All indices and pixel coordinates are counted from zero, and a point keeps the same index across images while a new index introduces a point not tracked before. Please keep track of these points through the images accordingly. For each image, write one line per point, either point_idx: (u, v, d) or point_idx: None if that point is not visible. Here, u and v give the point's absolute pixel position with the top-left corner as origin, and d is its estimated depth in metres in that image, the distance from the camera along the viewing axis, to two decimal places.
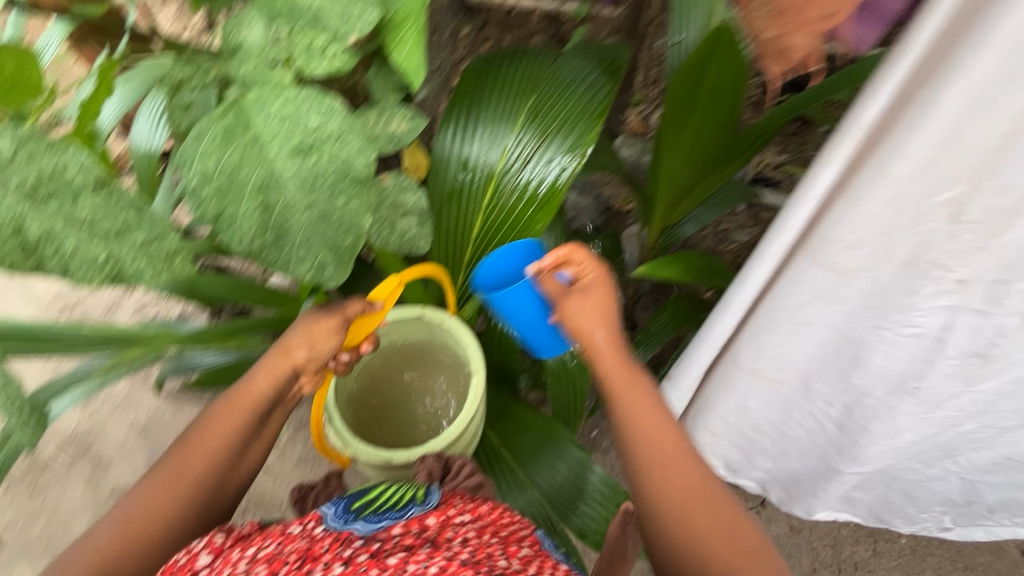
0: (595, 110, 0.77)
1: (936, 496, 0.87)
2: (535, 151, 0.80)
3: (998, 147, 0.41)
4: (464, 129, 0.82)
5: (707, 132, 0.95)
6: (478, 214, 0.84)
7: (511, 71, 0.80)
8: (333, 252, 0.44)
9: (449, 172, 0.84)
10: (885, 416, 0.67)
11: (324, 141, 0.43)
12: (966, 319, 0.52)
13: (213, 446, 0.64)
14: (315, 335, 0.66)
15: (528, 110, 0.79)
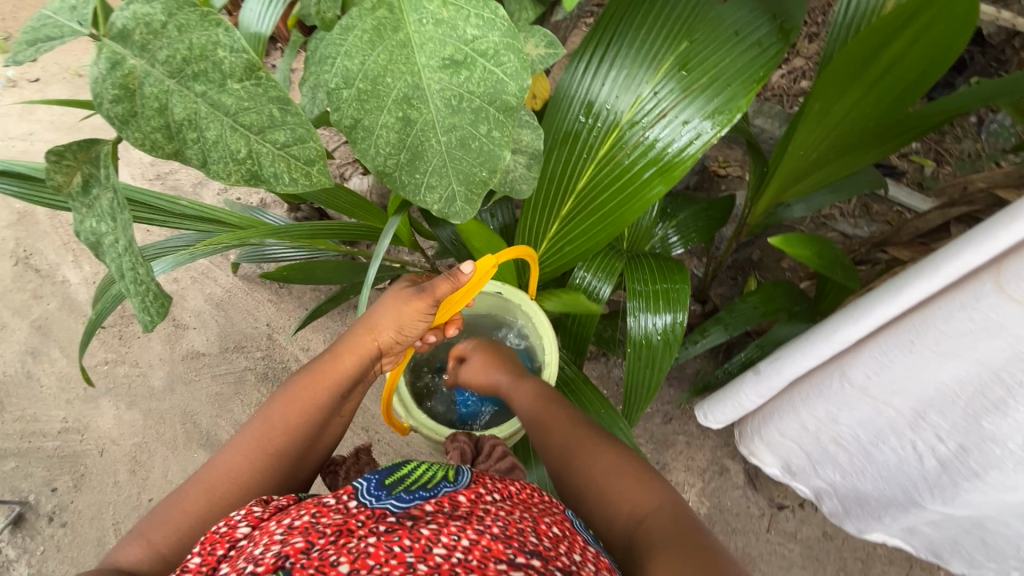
0: (754, 73, 0.67)
1: (1017, 552, 0.80)
2: (670, 108, 0.71)
3: None
4: (597, 68, 0.74)
5: (865, 108, 0.82)
6: (590, 165, 0.77)
7: (669, 11, 0.70)
8: (464, 184, 0.39)
9: (569, 113, 0.77)
10: (1007, 468, 0.60)
11: (478, 56, 0.38)
12: None
13: (297, 419, 0.66)
14: (404, 317, 0.73)
15: (676, 59, 0.70)
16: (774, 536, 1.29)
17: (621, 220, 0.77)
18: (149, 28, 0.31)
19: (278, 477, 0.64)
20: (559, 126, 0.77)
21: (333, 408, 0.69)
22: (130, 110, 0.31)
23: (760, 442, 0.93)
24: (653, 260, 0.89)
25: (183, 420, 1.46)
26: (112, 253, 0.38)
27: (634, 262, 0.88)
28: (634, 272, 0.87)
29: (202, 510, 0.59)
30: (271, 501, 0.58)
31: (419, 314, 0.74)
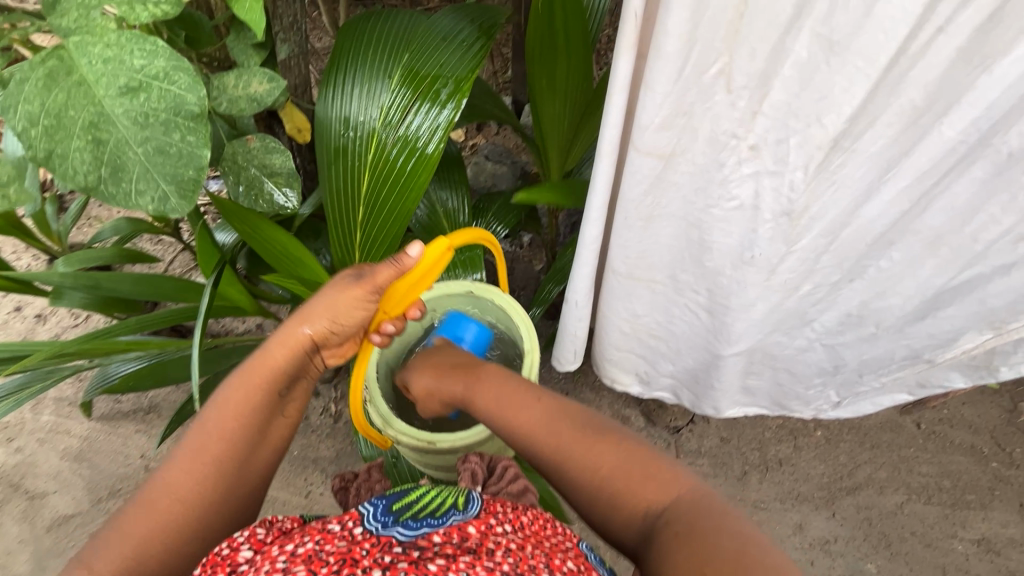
0: (465, 66, 0.86)
1: (812, 368, 1.00)
2: (412, 105, 0.86)
3: (737, 16, 0.46)
4: (341, 91, 0.88)
5: (574, 74, 1.04)
6: (366, 170, 0.89)
7: (389, 35, 0.88)
8: (174, 184, 0.47)
9: (333, 133, 0.89)
10: (739, 292, 0.75)
11: (151, 80, 0.46)
12: (767, 182, 0.60)
13: (230, 426, 0.58)
14: (340, 307, 0.65)
15: (403, 70, 0.87)
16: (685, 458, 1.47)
17: (408, 205, 0.90)
18: None
19: (219, 490, 0.57)
20: (328, 146, 0.89)
21: (272, 410, 0.62)
22: None
23: (610, 366, 1.06)
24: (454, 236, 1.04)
25: None
26: None
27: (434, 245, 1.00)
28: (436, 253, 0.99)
29: (158, 532, 0.54)
30: (275, 523, 0.57)
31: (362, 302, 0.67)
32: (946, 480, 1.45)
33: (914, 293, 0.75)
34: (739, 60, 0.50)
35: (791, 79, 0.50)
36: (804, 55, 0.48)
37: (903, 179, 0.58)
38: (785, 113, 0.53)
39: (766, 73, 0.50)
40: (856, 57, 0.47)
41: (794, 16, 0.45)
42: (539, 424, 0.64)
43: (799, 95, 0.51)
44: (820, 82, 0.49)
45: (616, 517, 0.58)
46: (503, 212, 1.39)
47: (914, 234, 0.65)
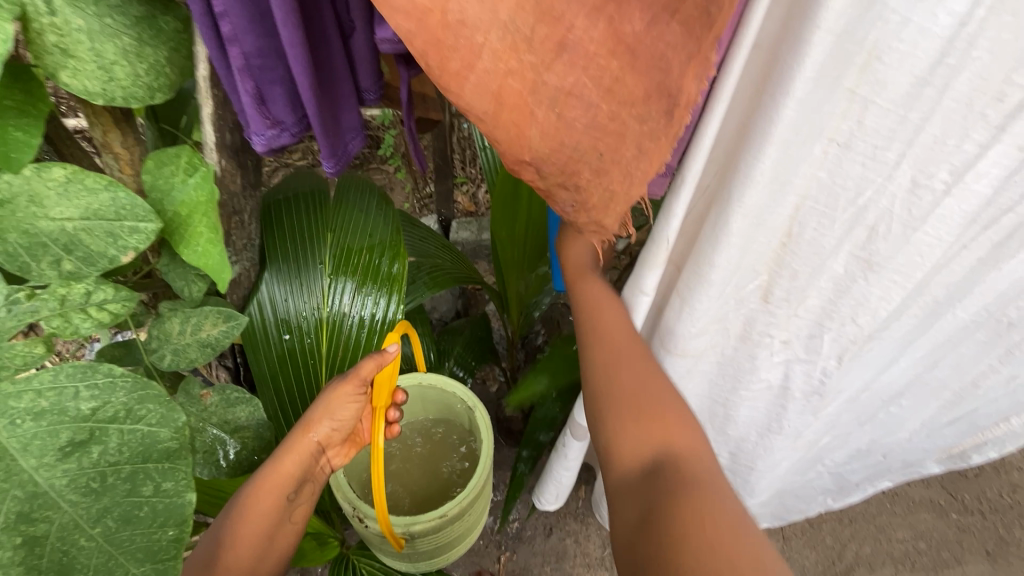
0: (397, 224, 0.77)
1: (818, 489, 0.97)
2: (355, 284, 0.77)
3: (780, 247, 0.46)
4: (268, 293, 0.74)
5: (537, 226, 1.03)
6: (323, 370, 0.78)
7: (302, 215, 0.76)
8: (146, 561, 0.35)
9: (271, 340, 0.76)
10: (765, 455, 0.73)
11: (107, 423, 0.36)
12: (798, 367, 0.58)
13: (248, 546, 0.55)
14: (336, 406, 0.62)
15: (332, 249, 0.77)
16: None
17: None
18: None
19: None
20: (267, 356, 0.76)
21: (280, 517, 0.58)
22: None
23: None
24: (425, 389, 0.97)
25: None
26: None
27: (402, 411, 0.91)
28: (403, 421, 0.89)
29: None
30: None
31: (353, 398, 0.62)
32: (921, 541, 1.43)
33: (919, 424, 0.76)
34: (779, 279, 0.49)
35: (826, 289, 0.49)
36: (840, 272, 0.48)
37: (920, 350, 0.59)
38: (819, 316, 0.52)
39: (804, 288, 0.49)
40: (891, 273, 0.47)
41: (836, 246, 0.45)
42: (610, 328, 0.53)
43: (836, 302, 0.50)
44: (857, 292, 0.49)
45: (621, 453, 0.50)
46: (465, 353, 1.31)
47: (924, 385, 0.66)
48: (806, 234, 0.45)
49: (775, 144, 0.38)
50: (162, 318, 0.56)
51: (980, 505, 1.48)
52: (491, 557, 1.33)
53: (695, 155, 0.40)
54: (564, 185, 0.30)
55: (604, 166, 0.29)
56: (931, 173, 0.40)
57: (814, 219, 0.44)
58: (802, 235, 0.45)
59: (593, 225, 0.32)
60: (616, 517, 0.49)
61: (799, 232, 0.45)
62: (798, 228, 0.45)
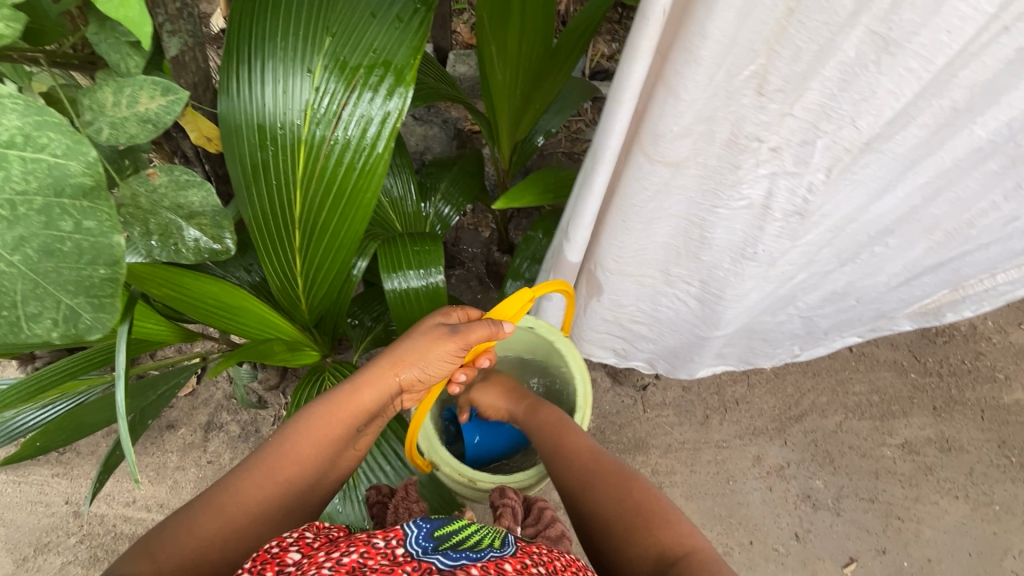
0: (400, 47, 0.70)
1: (785, 334, 1.00)
2: (345, 103, 0.72)
3: (787, 14, 0.38)
4: (247, 83, 0.71)
5: (528, 38, 0.92)
6: (297, 184, 0.76)
7: (301, 7, 0.69)
8: (82, 293, 0.34)
9: (248, 142, 0.74)
10: (736, 283, 0.70)
11: (4, 148, 0.31)
12: (783, 182, 0.53)
13: (316, 447, 0.67)
14: (428, 356, 0.74)
15: (326, 56, 0.70)
16: (652, 412, 1.49)
17: (357, 223, 0.80)
18: None
19: (286, 509, 0.63)
20: (240, 157, 0.74)
21: (345, 440, 0.70)
22: None
23: (587, 344, 0.99)
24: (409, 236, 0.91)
25: None
26: None
27: (392, 244, 0.89)
28: (391, 250, 0.88)
29: (216, 535, 0.58)
30: (322, 532, 0.59)
31: (445, 358, 0.75)
32: (875, 395, 1.53)
33: (900, 268, 0.75)
34: (779, 61, 0.42)
35: (831, 80, 0.43)
36: (850, 55, 0.41)
37: (919, 176, 0.55)
38: (816, 113, 0.46)
39: (805, 74, 0.42)
40: (909, 58, 0.40)
41: (851, 15, 0.38)
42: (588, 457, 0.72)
43: (838, 98, 0.44)
44: (864, 83, 0.43)
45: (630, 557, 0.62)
46: (451, 189, 1.26)
47: (915, 221, 0.63)
48: None
49: None
50: (93, 88, 0.51)
51: (940, 368, 1.55)
52: None
53: None
54: None
55: None
56: None
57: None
58: None
59: None
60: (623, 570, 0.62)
61: None
62: None
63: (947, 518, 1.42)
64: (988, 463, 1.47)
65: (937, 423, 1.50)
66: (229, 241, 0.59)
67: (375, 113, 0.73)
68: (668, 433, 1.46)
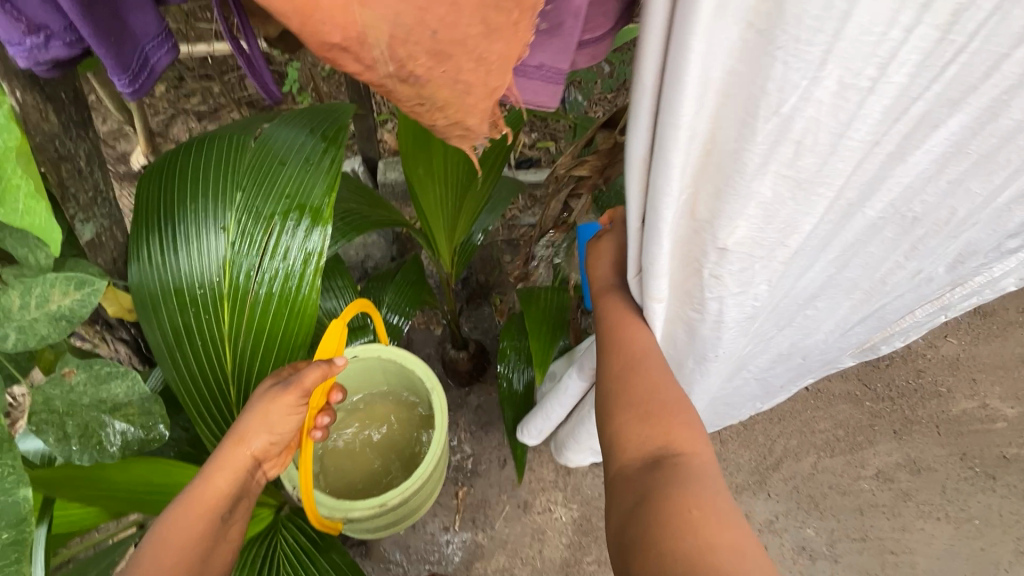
0: (311, 189, 0.69)
1: (745, 394, 1.02)
2: (263, 251, 0.70)
3: (705, 155, 0.43)
4: (161, 248, 0.70)
5: (453, 155, 0.97)
6: (227, 342, 0.72)
7: (206, 164, 0.70)
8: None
9: (167, 307, 0.70)
10: (701, 378, 0.72)
11: None
12: (731, 301, 0.55)
13: (175, 554, 0.58)
14: (272, 416, 0.66)
15: (237, 207, 0.70)
16: None
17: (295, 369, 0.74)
18: None
19: None
20: (162, 326, 0.70)
21: (214, 533, 0.63)
22: None
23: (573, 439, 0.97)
24: None
25: None
26: None
27: None
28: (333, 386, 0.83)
29: None
30: None
31: (292, 410, 0.67)
32: (839, 429, 1.56)
33: (836, 322, 0.79)
34: (704, 197, 0.46)
35: (755, 216, 0.47)
36: (768, 194, 0.45)
37: (826, 255, 0.59)
38: (750, 248, 0.49)
39: (732, 216, 0.46)
40: (819, 187, 0.45)
41: (761, 165, 0.42)
42: (618, 344, 0.61)
43: (764, 228, 0.48)
44: (784, 215, 0.47)
45: (626, 442, 0.55)
46: (397, 296, 1.25)
47: (836, 287, 0.68)
48: (728, 144, 0.42)
49: (699, 37, 0.34)
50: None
51: (890, 391, 1.61)
52: (449, 493, 1.37)
53: (645, 43, 0.37)
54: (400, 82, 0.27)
55: (441, 47, 0.28)
56: (858, 70, 0.37)
57: (735, 129, 0.40)
58: (724, 144, 0.42)
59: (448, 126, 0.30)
60: (618, 497, 0.54)
61: (721, 141, 0.42)
62: (721, 135, 0.41)
63: (934, 543, 1.43)
64: (957, 478, 1.50)
65: (901, 447, 1.54)
66: (163, 427, 0.54)
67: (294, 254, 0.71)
68: None
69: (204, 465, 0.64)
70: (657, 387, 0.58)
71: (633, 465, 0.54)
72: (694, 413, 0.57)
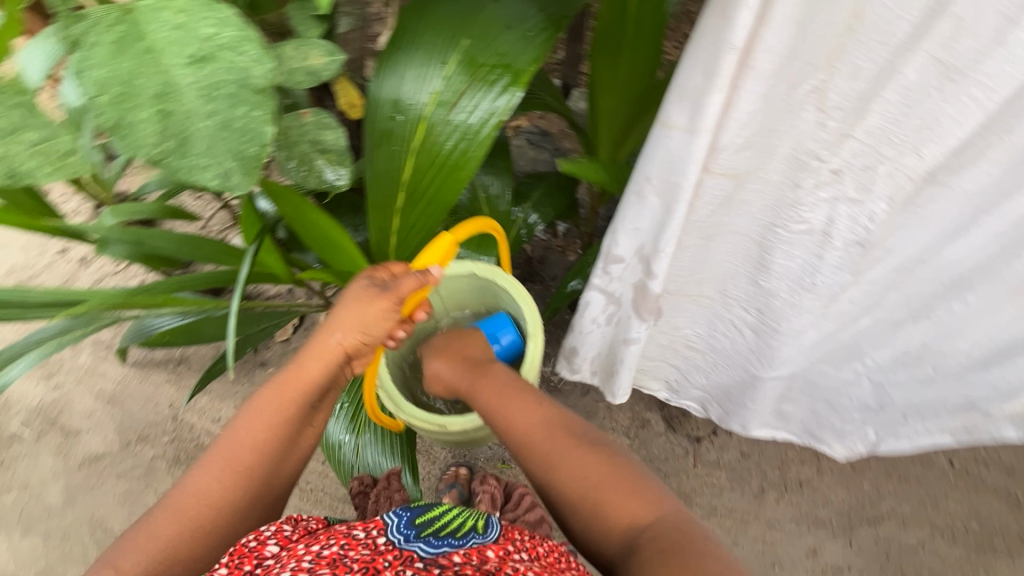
0: (525, 51, 0.82)
1: (855, 401, 0.94)
2: (466, 91, 0.83)
3: (846, 33, 0.49)
4: (392, 71, 0.84)
5: (638, 66, 0.99)
6: (411, 159, 0.87)
7: (445, 14, 0.82)
8: (237, 160, 0.46)
9: (383, 114, 0.86)
10: (792, 316, 0.73)
11: (219, 49, 0.44)
12: (843, 209, 0.60)
13: (264, 430, 0.77)
14: (362, 318, 0.79)
15: (460, 53, 0.82)
16: (701, 468, 1.40)
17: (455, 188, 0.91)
18: None
19: (243, 494, 0.75)
20: (375, 127, 0.86)
21: (301, 418, 0.80)
22: None
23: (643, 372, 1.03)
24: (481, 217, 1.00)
25: (92, 530, 1.58)
26: None
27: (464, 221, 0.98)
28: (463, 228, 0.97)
29: (173, 534, 0.71)
30: (302, 522, 0.77)
31: (382, 314, 0.80)
32: (974, 522, 1.32)
33: (982, 336, 0.72)
34: (838, 79, 0.52)
35: (893, 102, 0.52)
36: (913, 79, 0.50)
37: (997, 223, 0.58)
38: (876, 138, 0.55)
39: (867, 97, 0.52)
40: (970, 87, 0.48)
41: (910, 38, 0.47)
42: (530, 428, 0.80)
43: (900, 120, 0.53)
44: (926, 108, 0.51)
45: (604, 535, 0.71)
46: (543, 201, 1.35)
47: (998, 281, 0.64)
48: (876, 19, 0.47)
49: None
50: (281, 43, 0.66)
51: None
52: None
53: None
54: None
55: None
56: None
57: (885, 1, 0.46)
58: (871, 21, 0.48)
59: None
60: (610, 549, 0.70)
61: (868, 15, 0.47)
62: (867, 10, 0.47)
63: None
64: None
65: None
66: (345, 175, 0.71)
67: (490, 99, 0.84)
68: (715, 496, 1.36)
69: (298, 357, 0.81)
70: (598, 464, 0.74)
71: (617, 541, 0.69)
72: (655, 485, 0.73)
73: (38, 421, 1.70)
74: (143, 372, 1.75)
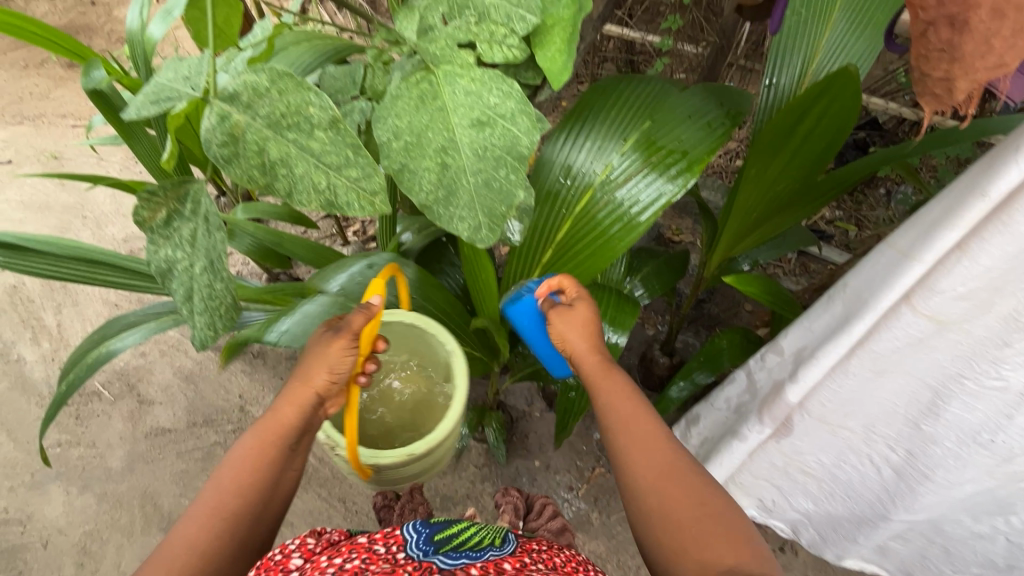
0: (701, 145, 0.83)
1: (977, 556, 0.88)
2: (637, 172, 0.86)
3: None
4: (574, 138, 0.89)
5: (793, 168, 1.00)
6: (567, 223, 0.90)
7: (635, 98, 0.88)
8: (487, 216, 0.48)
9: (551, 176, 0.90)
10: (952, 466, 0.70)
11: (499, 117, 0.48)
12: None
13: (248, 477, 0.67)
14: (331, 358, 0.71)
15: (640, 134, 0.86)
16: None
17: (593, 267, 0.89)
18: (255, 91, 0.40)
19: (226, 546, 0.64)
20: (541, 187, 0.90)
21: (284, 462, 0.70)
22: (233, 152, 0.40)
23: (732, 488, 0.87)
24: (614, 294, 1.01)
25: (141, 502, 1.61)
26: (183, 278, 0.45)
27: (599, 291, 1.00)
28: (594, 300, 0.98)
29: None
30: (325, 537, 0.72)
31: (343, 352, 0.72)
32: None
33: None
34: None
35: None
36: None
37: None
38: None
39: None
40: None
41: None
42: (626, 416, 0.71)
43: None
44: None
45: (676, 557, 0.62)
46: (649, 275, 1.36)
47: None
48: None
49: None
50: None
51: None
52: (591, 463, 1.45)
53: None
54: (951, 21, 0.35)
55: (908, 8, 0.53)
56: None
57: None
58: None
59: (945, 83, 0.38)
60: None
61: None
62: None
63: None
64: None
65: None
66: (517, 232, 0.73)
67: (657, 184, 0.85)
68: None
69: (275, 402, 0.72)
70: (655, 447, 0.68)
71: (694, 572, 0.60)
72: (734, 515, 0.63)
73: (117, 383, 1.78)
74: (222, 357, 1.82)
